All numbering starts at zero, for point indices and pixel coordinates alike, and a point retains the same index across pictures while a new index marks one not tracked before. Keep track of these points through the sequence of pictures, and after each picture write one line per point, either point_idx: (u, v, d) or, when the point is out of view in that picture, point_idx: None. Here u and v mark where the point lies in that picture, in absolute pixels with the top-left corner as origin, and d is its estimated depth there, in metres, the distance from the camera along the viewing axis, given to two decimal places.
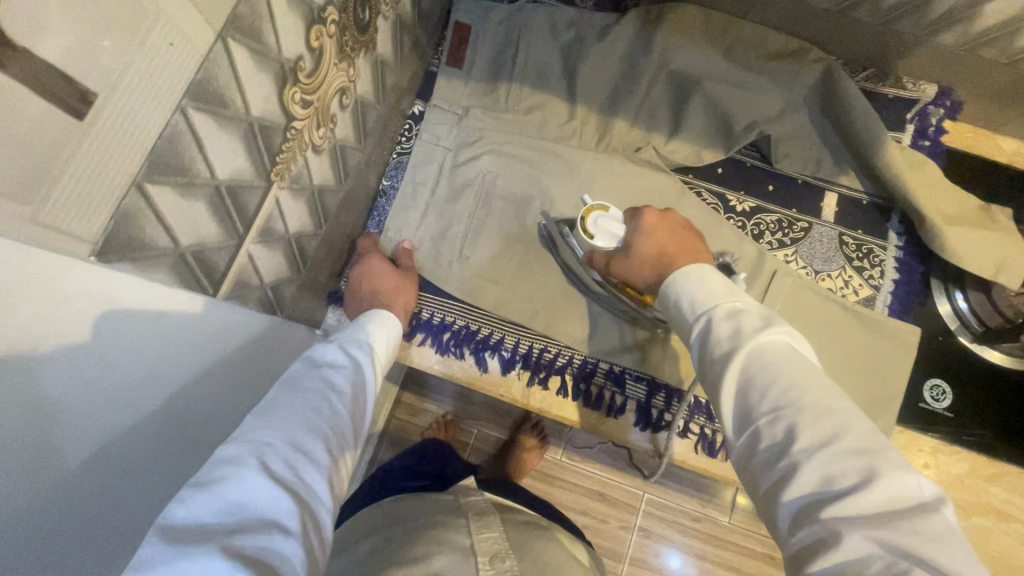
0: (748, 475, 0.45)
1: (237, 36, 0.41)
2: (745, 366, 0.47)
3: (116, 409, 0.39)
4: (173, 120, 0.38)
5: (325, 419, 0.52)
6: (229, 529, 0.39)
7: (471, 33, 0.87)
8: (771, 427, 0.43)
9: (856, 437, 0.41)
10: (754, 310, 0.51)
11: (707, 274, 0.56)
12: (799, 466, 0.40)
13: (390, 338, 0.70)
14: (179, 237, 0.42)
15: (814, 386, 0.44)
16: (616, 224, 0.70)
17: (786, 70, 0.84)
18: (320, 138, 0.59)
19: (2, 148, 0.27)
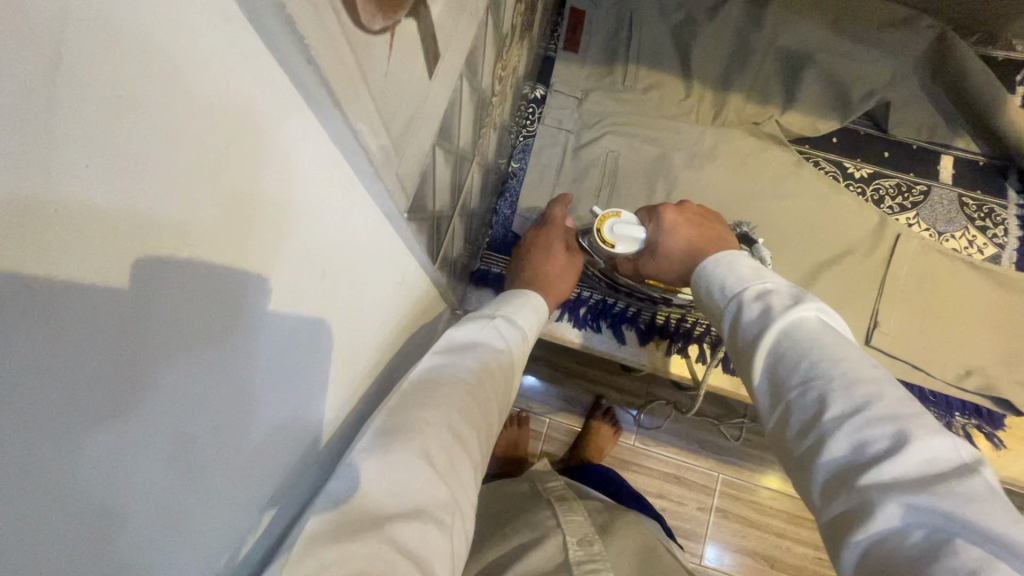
0: (780, 445, 0.43)
1: (492, 8, 0.43)
2: (777, 343, 0.45)
3: (281, 419, 0.35)
4: (458, 85, 0.40)
5: (480, 404, 0.52)
6: (377, 523, 0.38)
7: (586, 19, 0.89)
8: (802, 399, 0.41)
9: (889, 403, 0.38)
10: (784, 290, 0.48)
11: (736, 258, 0.54)
12: (829, 434, 0.38)
13: (532, 320, 0.66)
14: (436, 202, 0.45)
15: (842, 356, 0.41)
16: (632, 226, 0.68)
17: (897, 40, 0.86)
18: (498, 116, 0.62)
19: (402, 99, 0.30)
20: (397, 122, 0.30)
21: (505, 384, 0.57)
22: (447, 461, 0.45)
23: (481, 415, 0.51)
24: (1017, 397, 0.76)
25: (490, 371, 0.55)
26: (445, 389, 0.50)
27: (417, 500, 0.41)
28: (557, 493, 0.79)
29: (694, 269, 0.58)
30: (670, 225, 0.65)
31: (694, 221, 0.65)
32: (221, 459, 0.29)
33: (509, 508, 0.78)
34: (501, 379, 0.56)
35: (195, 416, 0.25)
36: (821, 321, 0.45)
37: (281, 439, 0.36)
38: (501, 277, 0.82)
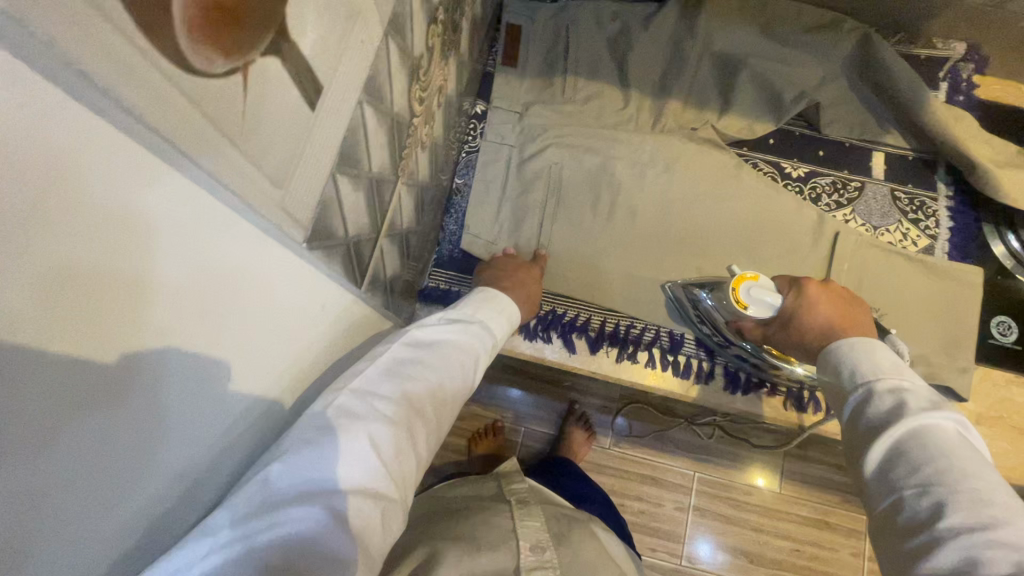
0: (882, 540, 0.45)
1: (393, 34, 0.44)
2: (902, 439, 0.46)
3: (219, 405, 0.36)
4: (356, 112, 0.40)
5: (435, 402, 0.54)
6: (316, 499, 0.41)
7: (522, 33, 0.91)
8: (920, 501, 0.43)
9: (1017, 534, 0.38)
10: (923, 393, 0.49)
11: (875, 348, 0.54)
12: (941, 541, 0.40)
13: (498, 316, 0.67)
14: (349, 228, 0.45)
15: (970, 475, 0.42)
16: (769, 293, 0.68)
17: (824, 42, 0.89)
18: (426, 136, 0.63)
19: (274, 135, 0.30)
20: (273, 153, 0.30)
21: (466, 382, 0.59)
22: (394, 448, 0.47)
23: (432, 409, 0.53)
24: (958, 383, 0.78)
25: (450, 369, 0.57)
26: (402, 383, 0.52)
27: (359, 481, 0.44)
28: (518, 496, 0.80)
29: (824, 349, 0.58)
30: (811, 299, 0.64)
31: (836, 297, 0.65)
32: (154, 460, 0.31)
33: (469, 502, 0.79)
34: (461, 378, 0.58)
35: (114, 434, 0.27)
36: (961, 435, 0.46)
37: (221, 422, 0.38)
38: (453, 295, 0.81)
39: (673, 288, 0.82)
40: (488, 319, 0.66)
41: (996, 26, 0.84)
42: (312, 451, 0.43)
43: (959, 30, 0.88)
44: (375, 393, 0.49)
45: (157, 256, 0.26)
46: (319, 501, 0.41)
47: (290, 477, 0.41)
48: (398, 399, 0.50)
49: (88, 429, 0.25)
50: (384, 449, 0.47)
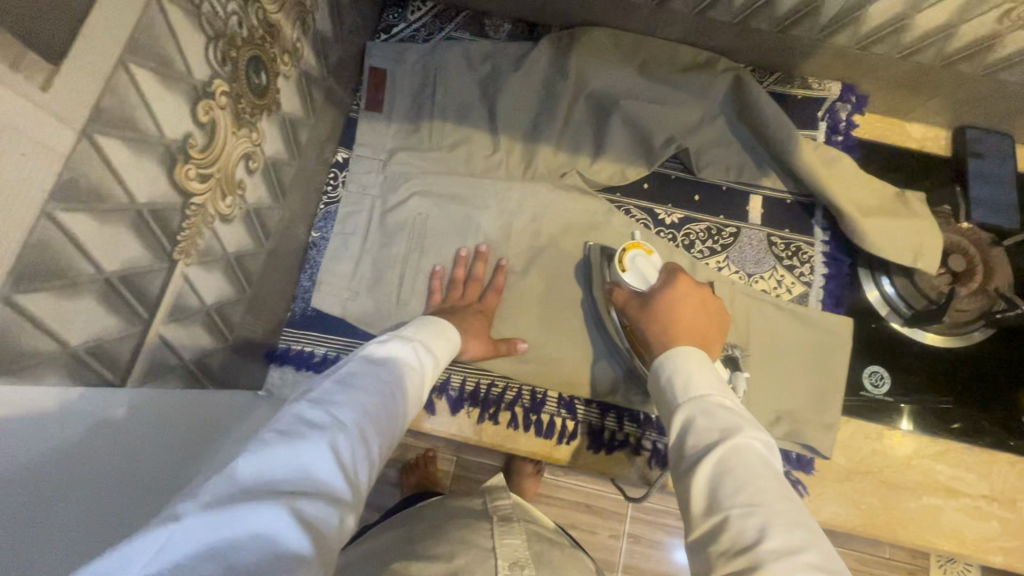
0: (699, 561, 0.44)
1: (104, 130, 0.40)
2: (727, 456, 0.47)
3: (162, 470, 0.48)
4: (39, 227, 0.36)
5: (389, 414, 0.51)
6: (284, 495, 0.38)
7: (387, 76, 0.87)
8: (743, 520, 0.43)
9: (819, 555, 0.41)
10: (742, 411, 0.52)
11: (696, 356, 0.58)
12: (763, 561, 0.39)
13: (444, 334, 0.68)
14: (67, 337, 0.42)
15: (783, 499, 0.44)
16: (650, 267, 0.73)
17: (699, 81, 0.86)
18: (229, 208, 0.59)
19: None
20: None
21: (414, 402, 0.57)
22: (357, 455, 0.45)
23: (391, 416, 0.51)
24: (824, 440, 0.75)
25: (404, 386, 0.55)
26: (366, 392, 0.50)
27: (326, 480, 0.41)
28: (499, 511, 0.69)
29: (668, 351, 0.60)
30: (680, 290, 0.69)
31: (701, 301, 0.69)
32: (87, 465, 0.41)
33: (443, 522, 0.67)
34: (413, 394, 0.57)
35: (68, 463, 0.39)
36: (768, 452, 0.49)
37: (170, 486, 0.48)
38: (305, 353, 0.79)
39: (591, 248, 0.81)
40: (435, 342, 0.65)
41: (867, 67, 0.82)
42: (279, 445, 0.41)
43: (833, 70, 0.86)
44: (336, 398, 0.47)
45: None
46: (284, 495, 0.38)
47: (257, 470, 0.39)
48: (358, 403, 0.48)
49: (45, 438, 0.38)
50: (348, 451, 0.44)
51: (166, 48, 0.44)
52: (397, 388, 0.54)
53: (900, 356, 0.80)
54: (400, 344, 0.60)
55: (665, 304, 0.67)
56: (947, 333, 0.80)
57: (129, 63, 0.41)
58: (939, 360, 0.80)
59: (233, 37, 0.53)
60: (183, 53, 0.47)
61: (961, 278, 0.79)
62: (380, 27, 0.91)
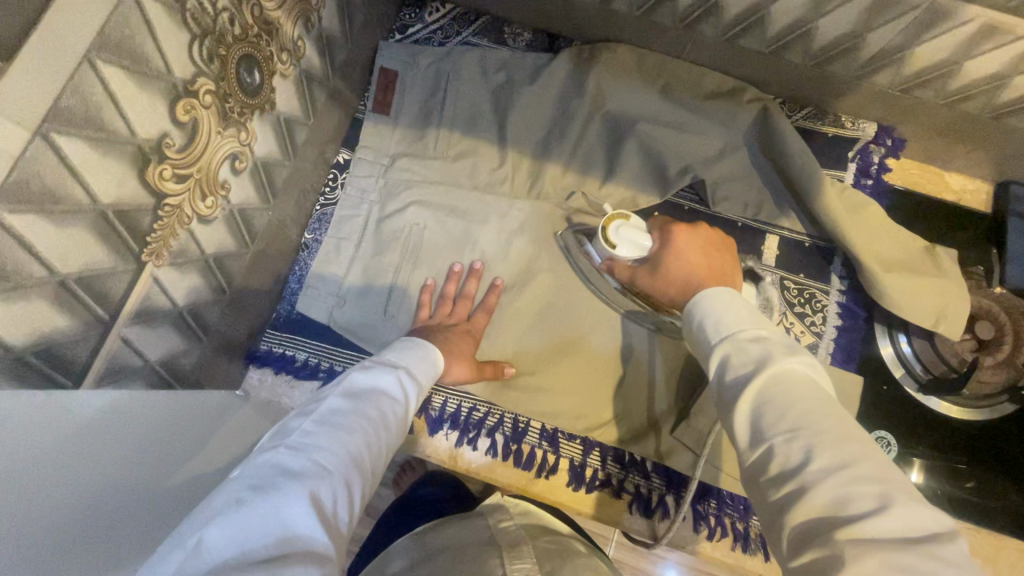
0: (753, 490, 0.42)
1: (63, 128, 0.38)
2: (765, 386, 0.43)
3: (147, 479, 0.46)
4: None
5: (372, 451, 0.48)
6: (263, 566, 0.35)
7: (398, 79, 0.84)
8: (787, 445, 0.40)
9: (874, 466, 0.37)
10: (779, 338, 0.48)
11: (730, 298, 0.54)
12: (813, 485, 0.37)
13: (428, 359, 0.64)
14: (12, 342, 0.40)
15: (828, 414, 0.41)
16: (638, 233, 0.69)
17: (723, 109, 0.81)
18: (212, 209, 0.57)
19: None
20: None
21: (398, 435, 0.54)
22: (340, 504, 0.42)
23: (372, 456, 0.48)
24: None
25: (387, 421, 0.52)
26: (346, 435, 0.46)
27: (309, 538, 0.38)
28: (505, 532, 0.59)
29: (693, 298, 0.57)
30: (679, 247, 0.65)
31: (707, 247, 0.65)
32: (114, 475, 0.43)
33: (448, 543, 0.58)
34: (396, 429, 0.53)
35: (88, 484, 0.40)
36: (812, 375, 0.45)
37: (147, 501, 0.45)
38: (286, 357, 0.77)
39: (566, 239, 0.80)
40: (418, 366, 0.62)
41: (906, 110, 0.77)
42: (254, 505, 0.37)
43: (868, 110, 0.80)
44: (315, 443, 0.44)
45: None
46: (264, 561, 0.35)
47: (230, 540, 0.35)
48: (339, 446, 0.45)
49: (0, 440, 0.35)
50: (330, 500, 0.41)
51: (140, 44, 0.42)
52: (378, 424, 0.51)
53: (910, 423, 0.75)
54: (382, 373, 0.56)
55: (675, 258, 0.64)
56: (964, 405, 0.74)
57: (96, 59, 0.39)
58: (953, 431, 0.74)
59: (224, 34, 0.51)
60: (161, 49, 0.44)
61: (987, 347, 0.74)
62: (395, 26, 0.89)
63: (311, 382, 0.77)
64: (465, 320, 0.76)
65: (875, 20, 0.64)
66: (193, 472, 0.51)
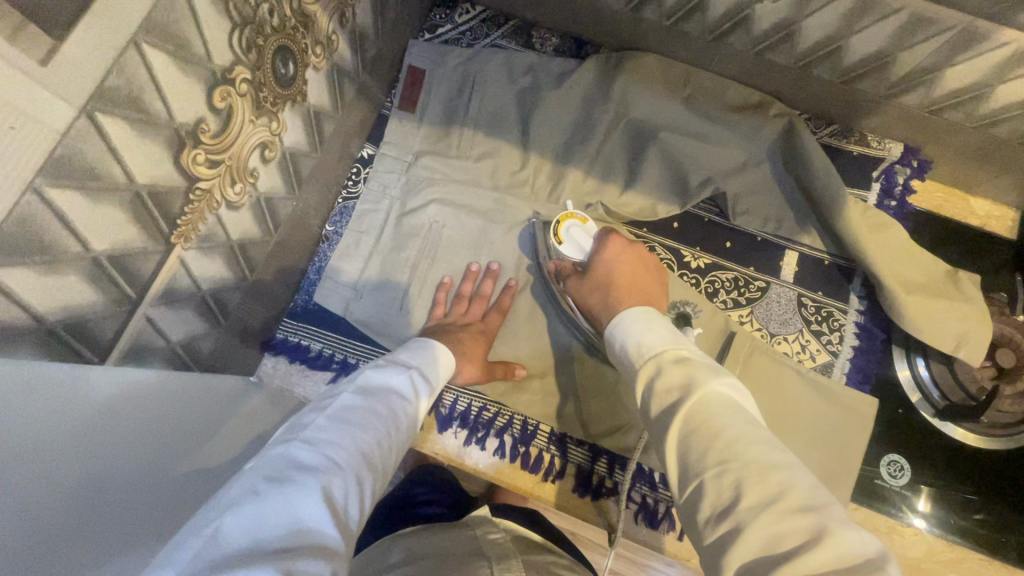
0: (691, 528, 0.43)
1: (108, 109, 0.39)
2: (688, 418, 0.46)
3: (168, 464, 0.47)
4: (25, 202, 0.36)
5: (382, 449, 0.49)
6: (277, 556, 0.34)
7: (425, 78, 0.85)
8: (717, 481, 0.41)
9: (802, 493, 0.39)
10: (703, 360, 0.50)
11: (655, 318, 0.56)
12: (745, 525, 0.38)
13: (439, 360, 0.65)
14: (45, 314, 0.41)
15: (760, 439, 0.43)
16: (586, 236, 0.73)
17: (747, 123, 0.80)
18: (239, 196, 0.58)
19: None
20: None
21: (410, 434, 0.54)
22: (350, 500, 0.42)
23: (383, 454, 0.49)
24: None
25: (397, 421, 0.52)
26: (357, 433, 0.47)
27: (323, 532, 0.38)
28: (495, 550, 0.60)
29: (615, 318, 0.59)
30: (614, 257, 0.68)
31: (636, 261, 0.68)
32: (137, 458, 0.44)
33: (431, 551, 0.59)
34: (406, 429, 0.54)
35: (115, 462, 0.42)
36: (732, 397, 0.47)
37: (149, 493, 0.44)
38: (301, 347, 0.78)
39: (534, 223, 0.80)
40: (430, 367, 0.62)
41: (933, 132, 0.76)
42: (268, 498, 0.38)
43: (895, 130, 0.79)
44: (327, 440, 0.45)
45: None
46: (278, 550, 0.35)
47: (246, 529, 0.35)
48: (351, 443, 0.45)
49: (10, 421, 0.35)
50: (341, 496, 0.42)
51: (185, 30, 0.43)
52: (388, 422, 0.51)
53: (925, 449, 0.74)
54: (392, 373, 0.57)
55: (609, 275, 0.66)
56: (981, 433, 0.73)
57: (141, 43, 0.40)
58: (969, 459, 0.73)
59: (263, 25, 0.52)
60: (203, 37, 0.45)
61: (1008, 375, 0.72)
62: (425, 26, 0.89)
63: (324, 374, 0.78)
64: (479, 317, 0.76)
65: (909, 39, 0.64)
66: (200, 465, 0.50)
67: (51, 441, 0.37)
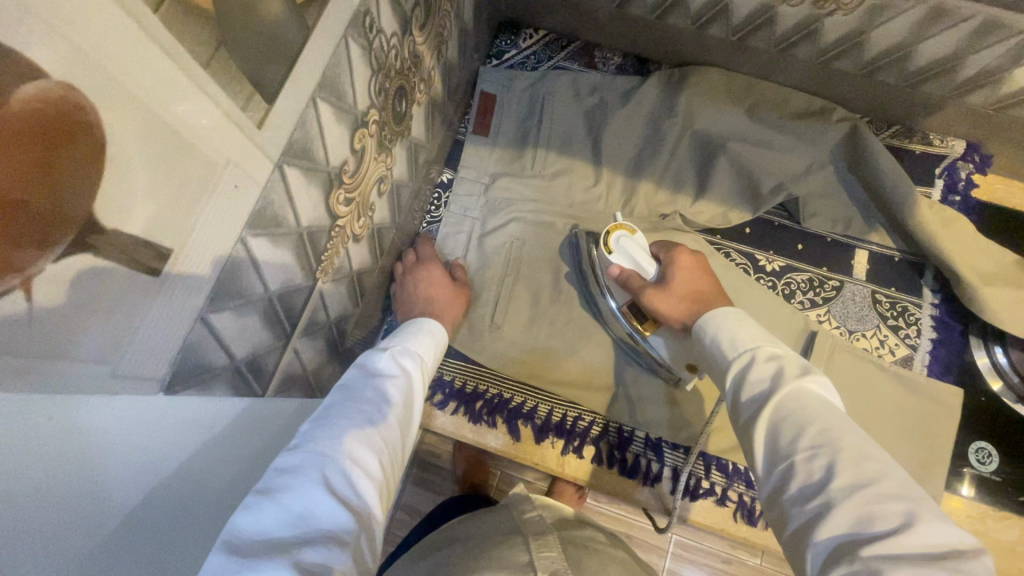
0: (776, 507, 0.45)
1: (292, 161, 0.42)
2: (779, 407, 0.48)
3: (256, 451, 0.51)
4: (235, 251, 0.39)
5: (381, 431, 0.50)
6: (283, 550, 0.38)
7: (496, 102, 0.89)
8: (808, 464, 0.43)
9: (896, 483, 0.40)
10: (791, 357, 0.52)
11: (744, 320, 0.59)
12: (836, 504, 0.40)
13: (434, 343, 0.67)
14: (234, 352, 0.44)
15: (852, 431, 0.44)
16: (637, 246, 0.72)
17: (810, 129, 0.84)
18: (361, 228, 0.61)
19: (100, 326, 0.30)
20: (72, 373, 0.29)
21: (406, 409, 0.56)
22: (353, 485, 0.45)
23: (383, 436, 0.51)
24: None
25: (392, 403, 0.54)
26: (349, 421, 0.49)
27: (324, 523, 0.41)
28: (534, 528, 0.64)
29: (707, 315, 0.61)
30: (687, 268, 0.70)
31: (706, 275, 0.70)
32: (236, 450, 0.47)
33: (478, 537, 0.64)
34: (405, 410, 0.56)
35: (220, 457, 0.45)
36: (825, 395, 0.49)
37: (227, 495, 0.46)
38: None
39: (577, 234, 0.83)
40: (421, 349, 0.64)
41: (996, 129, 0.79)
42: (271, 496, 0.41)
43: (957, 128, 0.83)
44: (321, 434, 0.47)
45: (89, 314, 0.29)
46: (299, 546, 0.39)
47: (255, 527, 0.39)
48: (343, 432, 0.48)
49: (111, 472, 0.33)
50: (344, 484, 0.44)
51: (343, 82, 0.46)
52: (380, 407, 0.52)
53: (1013, 436, 0.76)
54: (382, 358, 0.59)
55: (681, 280, 0.68)
56: None
57: (317, 99, 0.43)
58: None
59: (390, 69, 0.55)
60: (355, 87, 0.49)
61: None
62: (491, 52, 0.93)
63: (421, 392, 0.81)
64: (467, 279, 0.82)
65: (977, 44, 0.66)
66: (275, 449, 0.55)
67: (135, 483, 0.36)
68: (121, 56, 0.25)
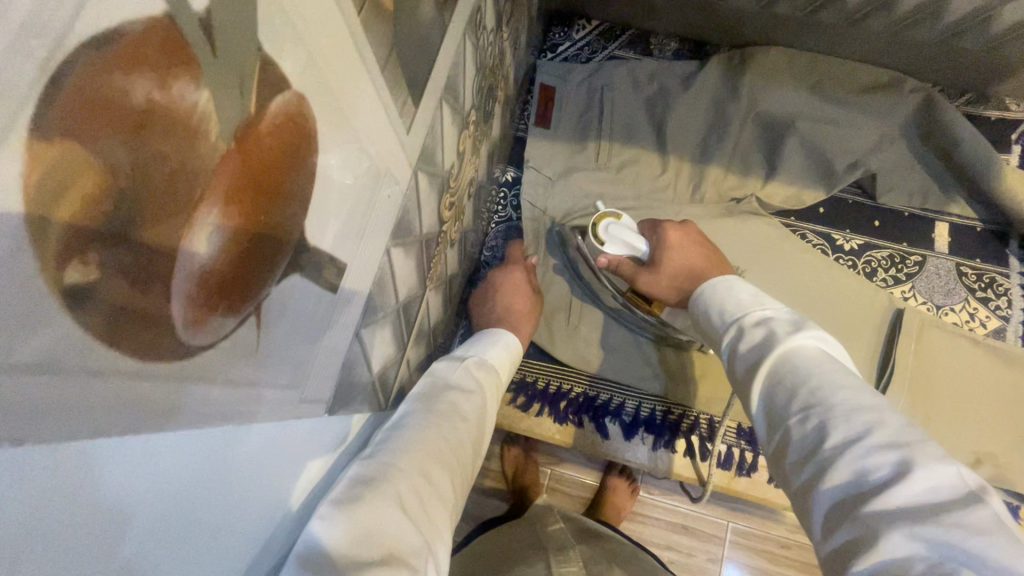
0: (779, 473, 0.40)
1: (423, 167, 0.41)
2: (774, 369, 0.43)
3: None
4: (383, 264, 0.38)
5: (454, 449, 0.46)
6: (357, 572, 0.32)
7: (555, 95, 0.87)
8: (801, 426, 0.39)
9: (892, 430, 0.35)
10: (786, 316, 0.47)
11: (734, 286, 0.54)
12: (830, 462, 0.35)
13: (508, 358, 0.63)
14: (372, 367, 0.42)
15: (844, 382, 0.39)
16: (628, 231, 0.70)
17: (880, 103, 0.82)
18: (455, 233, 0.60)
19: (295, 355, 0.29)
20: (222, 405, 0.23)
21: (478, 428, 0.51)
22: (423, 508, 0.39)
23: (456, 460, 0.46)
24: None
25: (462, 419, 0.49)
26: (421, 434, 0.44)
27: (394, 547, 0.35)
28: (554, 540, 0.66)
29: (697, 290, 0.57)
30: (676, 242, 0.65)
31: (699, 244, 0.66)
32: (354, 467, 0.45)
33: (498, 548, 0.67)
34: (475, 429, 0.50)
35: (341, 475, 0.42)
36: (823, 349, 0.43)
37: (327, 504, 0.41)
38: None
39: (560, 229, 0.82)
40: (491, 359, 0.60)
41: None
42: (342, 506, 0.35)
43: None
44: (392, 448, 0.42)
45: (288, 341, 0.27)
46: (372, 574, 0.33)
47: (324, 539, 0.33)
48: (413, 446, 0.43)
49: (268, 498, 0.31)
50: (417, 506, 0.39)
51: (459, 83, 0.45)
52: (453, 422, 0.48)
53: None
54: (454, 371, 0.54)
55: (676, 255, 0.64)
56: None
57: (442, 101, 0.42)
58: None
59: (486, 67, 0.54)
60: (466, 87, 0.47)
61: None
62: (545, 46, 0.92)
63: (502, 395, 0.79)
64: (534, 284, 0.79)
65: None
66: None
67: (213, 558, 0.25)
68: (336, 66, 0.24)
